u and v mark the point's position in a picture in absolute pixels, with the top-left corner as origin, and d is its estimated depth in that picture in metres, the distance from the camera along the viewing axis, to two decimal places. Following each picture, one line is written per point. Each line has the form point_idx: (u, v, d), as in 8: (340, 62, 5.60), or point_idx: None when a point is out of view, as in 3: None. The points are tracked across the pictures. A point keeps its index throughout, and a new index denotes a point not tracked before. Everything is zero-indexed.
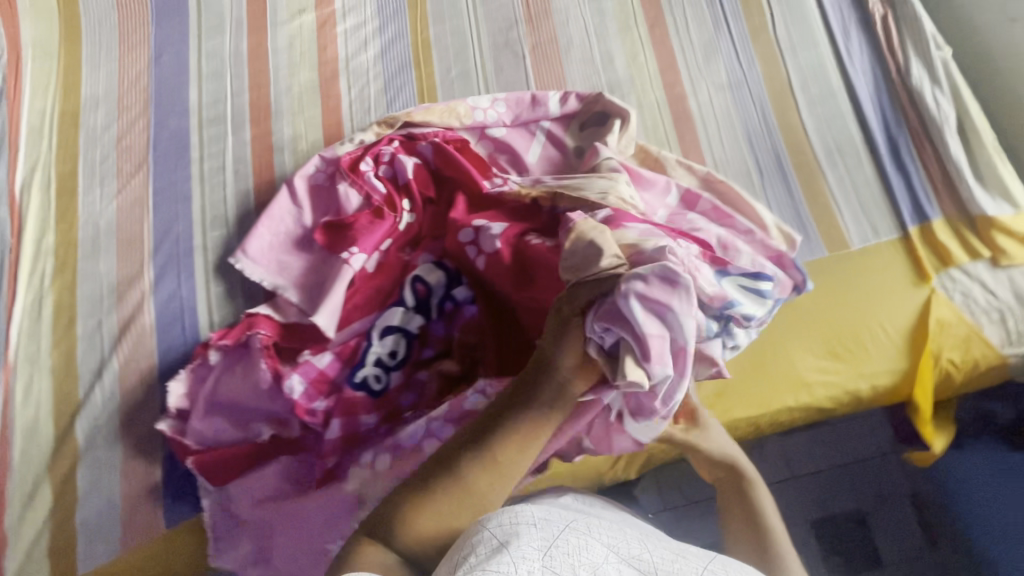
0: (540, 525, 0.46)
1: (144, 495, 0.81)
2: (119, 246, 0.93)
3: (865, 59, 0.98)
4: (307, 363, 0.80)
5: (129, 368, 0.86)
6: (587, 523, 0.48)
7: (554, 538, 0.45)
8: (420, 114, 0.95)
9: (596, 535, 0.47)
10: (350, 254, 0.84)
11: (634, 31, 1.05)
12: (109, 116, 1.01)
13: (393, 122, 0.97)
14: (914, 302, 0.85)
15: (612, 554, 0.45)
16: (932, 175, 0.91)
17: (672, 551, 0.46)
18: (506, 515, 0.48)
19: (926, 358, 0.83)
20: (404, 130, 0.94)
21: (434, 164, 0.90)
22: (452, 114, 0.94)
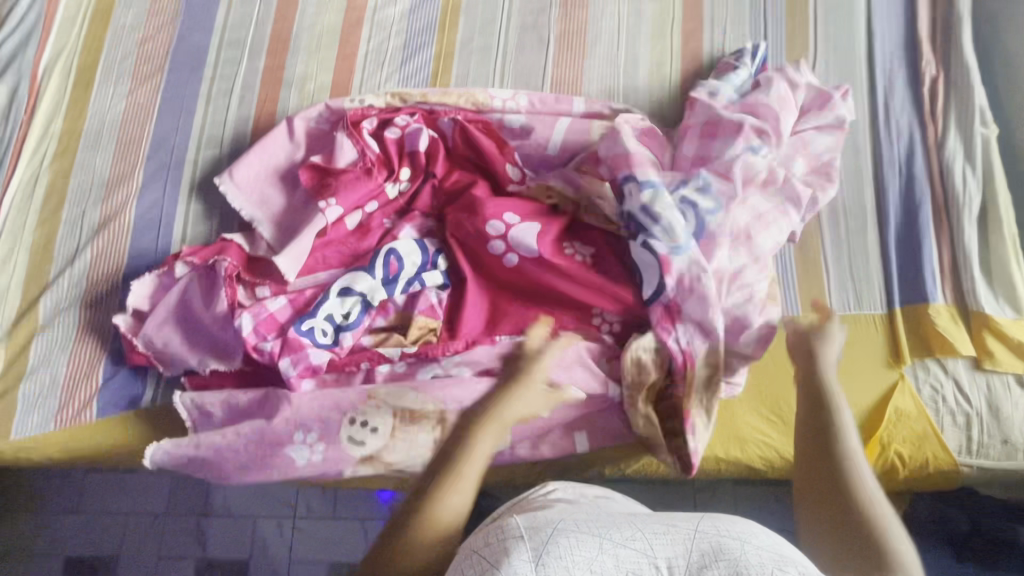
0: (527, 535, 0.45)
1: (83, 383, 0.85)
2: (118, 144, 0.97)
3: (902, 118, 0.91)
4: (261, 304, 0.81)
5: (99, 261, 0.90)
6: (573, 521, 0.49)
7: (544, 544, 0.45)
8: (435, 96, 0.95)
9: (585, 529, 0.47)
10: (327, 204, 0.86)
11: (667, 39, 1.00)
12: (138, 18, 1.04)
13: (408, 97, 0.95)
14: (880, 386, 0.80)
15: (605, 544, 0.45)
16: (938, 258, 0.85)
17: (663, 524, 0.48)
18: (494, 534, 0.47)
19: (875, 445, 0.78)
20: (425, 106, 0.94)
21: (452, 143, 0.92)
22: (472, 100, 0.94)
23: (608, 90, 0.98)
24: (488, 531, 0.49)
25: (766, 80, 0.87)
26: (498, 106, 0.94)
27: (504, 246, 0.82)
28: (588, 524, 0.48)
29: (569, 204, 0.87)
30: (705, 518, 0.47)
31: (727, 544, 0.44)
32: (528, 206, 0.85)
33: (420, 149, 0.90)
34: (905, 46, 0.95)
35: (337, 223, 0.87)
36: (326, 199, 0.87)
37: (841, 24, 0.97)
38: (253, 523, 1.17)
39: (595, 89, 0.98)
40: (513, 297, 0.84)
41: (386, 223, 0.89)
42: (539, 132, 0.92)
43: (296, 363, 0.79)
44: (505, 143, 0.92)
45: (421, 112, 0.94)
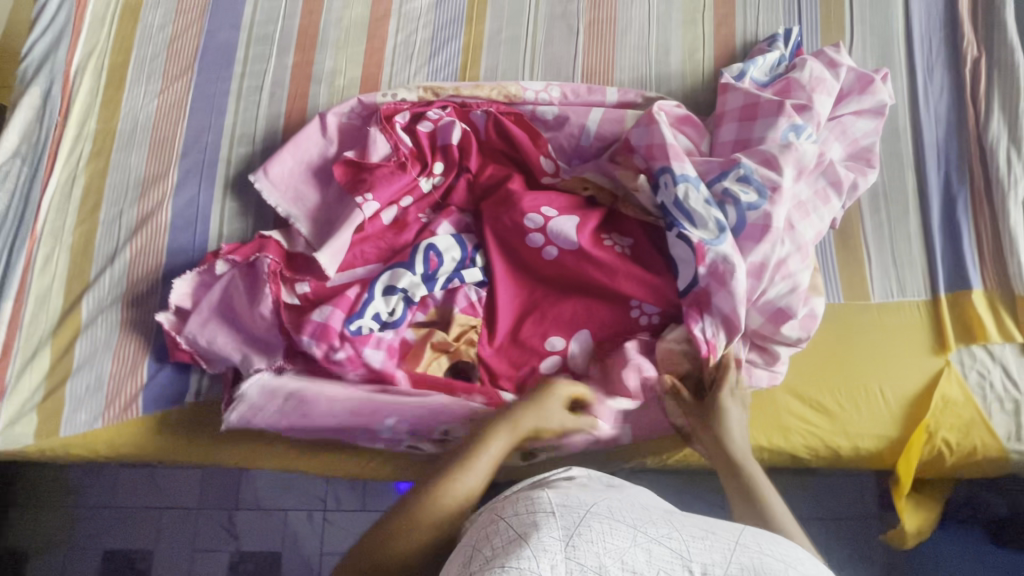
0: (559, 513, 0.43)
1: (127, 380, 0.86)
2: (152, 143, 0.97)
3: (943, 101, 0.90)
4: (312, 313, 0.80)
5: (138, 260, 0.91)
6: (610, 506, 0.45)
7: (576, 526, 0.42)
8: (467, 89, 0.94)
9: (621, 516, 0.44)
10: (363, 200, 0.86)
11: (698, 26, 0.99)
12: (167, 17, 1.04)
13: (441, 91, 0.95)
14: (925, 372, 0.79)
15: (640, 535, 0.42)
16: (982, 241, 0.84)
17: (701, 528, 0.44)
18: (524, 506, 0.45)
19: (921, 431, 0.78)
20: (457, 99, 0.94)
21: (484, 135, 0.91)
22: (504, 93, 0.93)
23: (640, 78, 0.97)
24: (517, 501, 0.46)
25: (800, 60, 0.85)
26: (530, 98, 0.94)
27: (541, 239, 0.82)
28: (626, 513, 0.44)
29: (605, 196, 0.86)
30: (747, 531, 0.44)
31: (772, 564, 0.41)
32: (565, 200, 0.85)
33: (452, 142, 0.90)
34: (944, 27, 0.93)
35: (372, 218, 0.87)
36: (363, 195, 0.87)
37: (878, 6, 0.95)
38: (285, 516, 1.18)
39: (626, 78, 0.97)
40: (551, 291, 0.84)
41: (422, 217, 0.89)
42: (573, 123, 0.91)
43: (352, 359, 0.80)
44: (540, 135, 0.91)
45: (453, 105, 0.93)
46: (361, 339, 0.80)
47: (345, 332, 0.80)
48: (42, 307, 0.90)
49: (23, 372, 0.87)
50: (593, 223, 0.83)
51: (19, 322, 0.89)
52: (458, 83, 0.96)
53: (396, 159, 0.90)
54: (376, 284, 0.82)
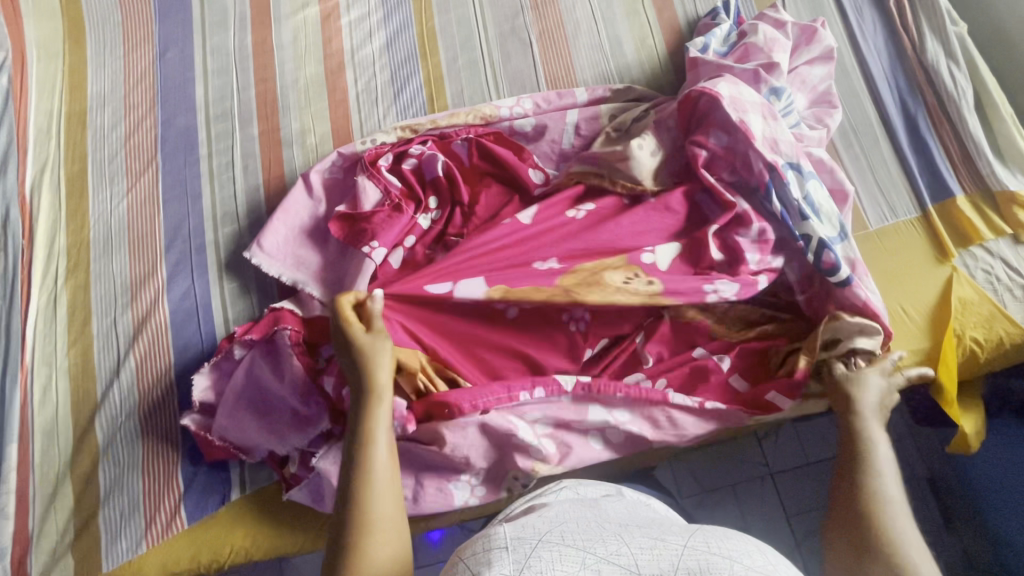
0: (512, 547, 0.47)
1: (166, 493, 0.81)
2: (131, 244, 0.93)
3: (879, 35, 0.96)
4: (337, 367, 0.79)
5: (146, 366, 0.86)
6: (561, 533, 0.50)
7: (526, 558, 0.46)
8: (443, 120, 0.95)
9: (569, 542, 0.48)
10: (371, 248, 0.85)
11: (642, 14, 1.03)
12: (116, 115, 1.00)
13: (419, 127, 0.95)
14: (938, 281, 0.84)
15: (589, 557, 0.46)
16: (950, 152, 0.89)
17: (651, 540, 0.49)
18: (481, 543, 0.49)
19: (951, 337, 0.81)
20: (436, 131, 0.94)
21: (471, 161, 0.92)
22: (478, 115, 0.94)
23: (602, 75, 1.00)
24: (475, 541, 0.50)
25: (750, 26, 0.90)
26: (505, 114, 0.95)
27: (556, 249, 0.81)
28: (574, 537, 0.49)
29: (593, 178, 0.86)
30: (696, 535, 0.49)
31: (717, 562, 0.45)
32: (573, 203, 0.86)
33: (440, 173, 0.91)
34: None
35: (382, 264, 0.86)
36: (368, 244, 0.86)
37: None
38: None
39: (589, 77, 1.00)
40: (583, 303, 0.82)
41: (428, 252, 0.90)
42: (553, 129, 0.93)
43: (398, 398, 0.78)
44: (525, 148, 0.93)
45: (433, 138, 0.94)
46: None
47: None
48: (52, 441, 0.84)
49: (47, 514, 0.81)
50: (612, 226, 0.81)
51: (29, 464, 0.83)
52: (433, 116, 0.96)
53: (390, 202, 0.89)
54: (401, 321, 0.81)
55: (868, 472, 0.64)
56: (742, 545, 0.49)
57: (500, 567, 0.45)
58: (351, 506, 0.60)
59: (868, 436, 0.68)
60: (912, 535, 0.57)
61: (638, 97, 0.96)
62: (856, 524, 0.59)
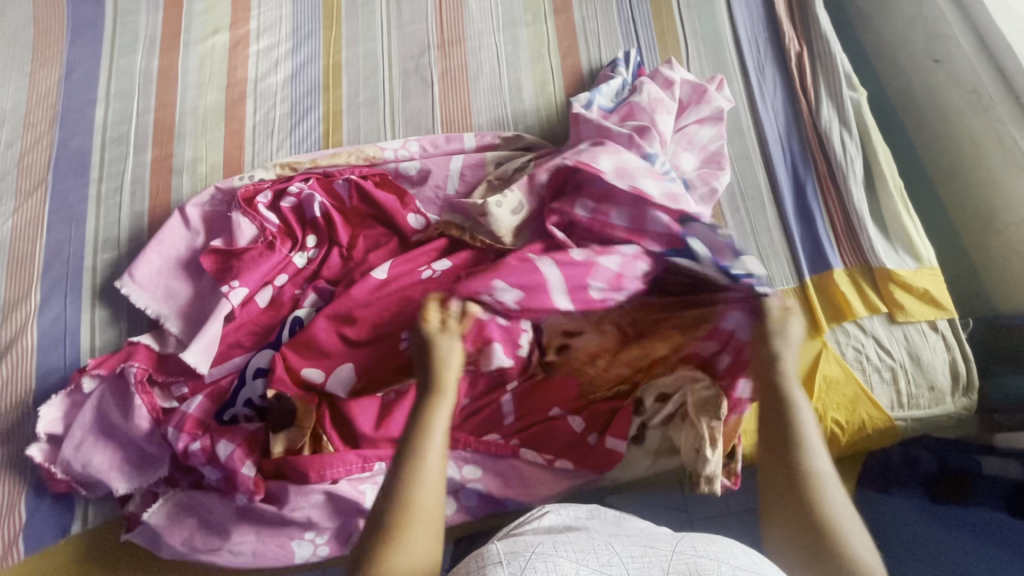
0: (507, 560, 0.47)
1: (6, 520, 0.81)
2: (9, 264, 0.93)
3: (778, 96, 0.95)
4: (178, 411, 0.79)
5: (4, 389, 0.86)
6: (553, 545, 0.51)
7: (523, 569, 0.47)
8: (325, 160, 0.95)
9: (564, 552, 0.49)
10: (230, 288, 0.84)
11: (545, 60, 1.02)
12: (14, 133, 1.01)
13: (298, 165, 0.95)
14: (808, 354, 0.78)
15: (583, 567, 0.47)
16: (835, 222, 0.87)
17: (641, 547, 0.51)
18: (475, 560, 0.49)
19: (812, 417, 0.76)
20: (318, 170, 0.94)
21: (351, 202, 0.91)
22: (361, 157, 0.95)
23: (497, 120, 0.99)
24: (470, 559, 0.50)
25: (640, 83, 0.89)
26: (391, 156, 0.95)
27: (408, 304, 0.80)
28: (567, 548, 0.50)
29: (454, 230, 0.86)
30: (683, 541, 0.51)
31: (704, 565, 0.47)
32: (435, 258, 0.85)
33: (318, 214, 0.89)
34: (768, 27, 0.99)
35: (243, 304, 0.85)
36: (229, 282, 0.85)
37: (705, 18, 1.00)
38: None
39: (484, 121, 0.99)
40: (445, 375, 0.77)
41: (297, 292, 0.87)
42: (435, 175, 0.92)
43: (231, 442, 0.76)
44: (408, 193, 0.92)
45: (316, 176, 0.94)
46: (221, 430, 0.77)
47: (211, 423, 0.78)
48: None
49: None
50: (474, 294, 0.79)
51: None
52: (314, 155, 0.97)
53: (264, 238, 0.88)
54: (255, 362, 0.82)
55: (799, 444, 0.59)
56: (731, 548, 0.51)
57: None
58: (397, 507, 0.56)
59: (789, 399, 0.61)
60: (847, 517, 0.55)
61: (526, 146, 0.94)
62: (802, 514, 0.55)
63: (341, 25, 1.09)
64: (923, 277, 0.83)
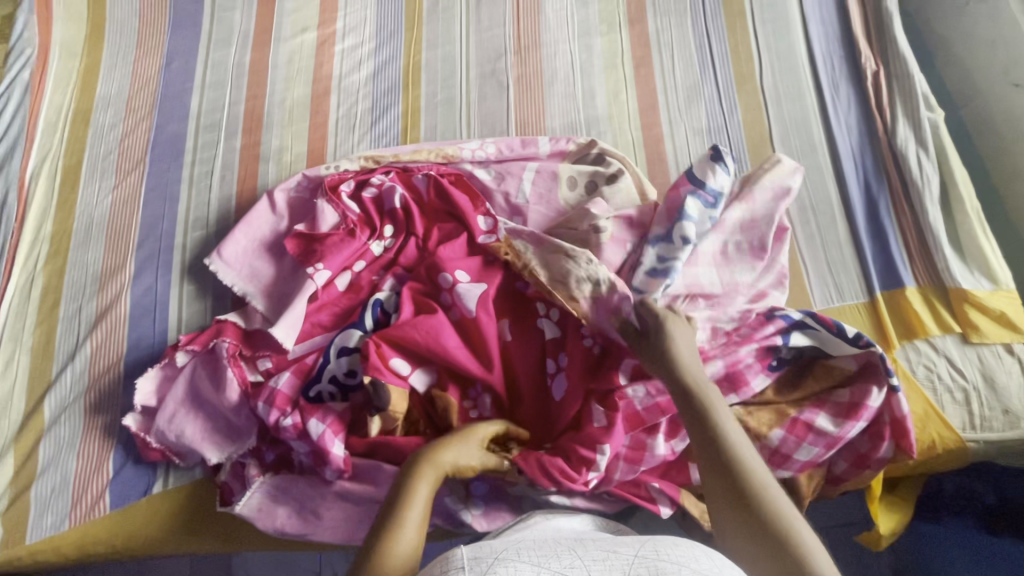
0: (468, 566, 0.49)
1: (95, 477, 0.86)
2: (107, 237, 1.00)
3: (852, 113, 0.96)
4: (268, 388, 0.83)
5: (98, 354, 0.92)
6: (518, 548, 0.52)
7: (482, 575, 0.48)
8: (407, 155, 1.00)
9: (525, 557, 0.50)
10: (314, 270, 0.88)
11: (619, 69, 1.05)
12: (117, 116, 1.08)
13: (381, 158, 1.00)
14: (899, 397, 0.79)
15: (542, 571, 0.48)
16: (908, 241, 0.87)
17: (605, 551, 0.51)
18: (439, 568, 0.50)
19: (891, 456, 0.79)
20: (398, 165, 0.99)
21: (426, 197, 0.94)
22: (441, 155, 0.99)
23: (570, 124, 1.03)
24: (437, 563, 0.52)
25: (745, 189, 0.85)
26: (467, 156, 0.99)
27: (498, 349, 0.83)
28: (530, 553, 0.51)
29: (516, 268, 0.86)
30: (646, 544, 0.50)
31: (663, 568, 0.47)
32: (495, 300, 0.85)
33: (397, 205, 0.93)
34: (843, 45, 1.01)
35: (325, 286, 0.89)
36: (313, 265, 0.89)
37: (779, 35, 1.02)
38: None
39: (557, 124, 1.03)
40: (529, 411, 0.82)
41: (374, 277, 0.91)
42: (510, 179, 0.95)
43: (321, 421, 0.80)
44: (484, 190, 0.95)
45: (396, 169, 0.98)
46: (310, 408, 0.81)
47: (298, 399, 0.82)
48: (4, 413, 0.90)
49: None
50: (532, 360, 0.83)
51: None
52: (397, 150, 1.02)
53: (345, 226, 0.92)
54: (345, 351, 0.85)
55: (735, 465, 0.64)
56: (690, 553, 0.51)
57: None
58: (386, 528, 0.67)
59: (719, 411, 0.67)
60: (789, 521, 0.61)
61: (599, 155, 0.97)
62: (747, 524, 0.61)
63: (422, 28, 1.14)
64: (999, 299, 0.82)
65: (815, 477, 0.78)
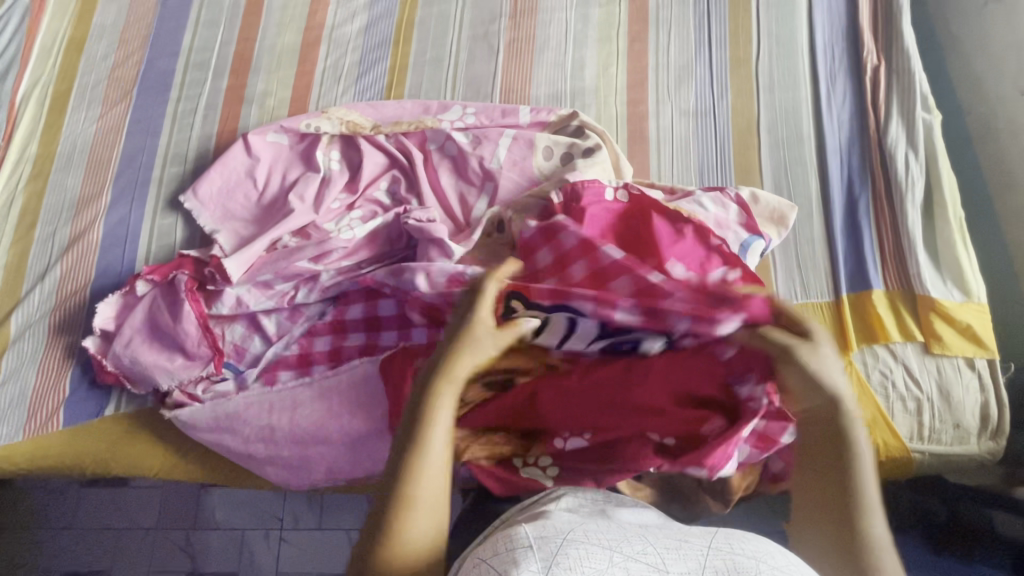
0: (537, 545, 0.51)
1: (52, 393, 0.89)
2: (88, 164, 1.01)
3: (846, 108, 0.92)
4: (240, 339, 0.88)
5: (68, 276, 0.94)
6: (585, 533, 0.53)
7: (554, 557, 0.49)
8: (388, 127, 0.99)
9: (594, 542, 0.51)
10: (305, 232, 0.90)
11: (612, 42, 1.03)
12: (110, 47, 1.09)
13: (361, 128, 0.99)
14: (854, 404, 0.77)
15: (614, 558, 0.49)
16: (883, 244, 0.84)
17: (676, 545, 0.52)
18: (505, 543, 0.53)
19: None
20: (379, 138, 0.98)
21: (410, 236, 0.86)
22: (421, 127, 0.98)
23: (555, 94, 1.00)
24: (500, 541, 0.55)
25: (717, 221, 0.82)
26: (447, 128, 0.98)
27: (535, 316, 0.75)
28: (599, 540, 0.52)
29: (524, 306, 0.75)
30: (719, 540, 0.51)
31: (743, 563, 0.48)
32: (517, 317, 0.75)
33: (377, 228, 0.88)
34: (847, 38, 0.96)
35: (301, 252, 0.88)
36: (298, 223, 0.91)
37: (782, 20, 0.98)
38: None
39: (543, 93, 1.01)
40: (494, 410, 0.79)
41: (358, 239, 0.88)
42: (486, 145, 0.94)
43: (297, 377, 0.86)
44: (462, 156, 0.95)
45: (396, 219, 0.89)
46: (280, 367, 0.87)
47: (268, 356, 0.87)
48: None
49: None
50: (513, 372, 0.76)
51: None
52: (379, 119, 1.01)
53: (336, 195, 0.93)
54: (312, 302, 0.87)
55: (848, 431, 0.65)
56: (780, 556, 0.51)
57: (527, 566, 0.49)
58: (387, 523, 0.60)
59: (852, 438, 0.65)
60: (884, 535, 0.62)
61: (578, 128, 0.95)
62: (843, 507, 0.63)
63: None
64: (968, 311, 0.79)
65: (748, 475, 0.78)
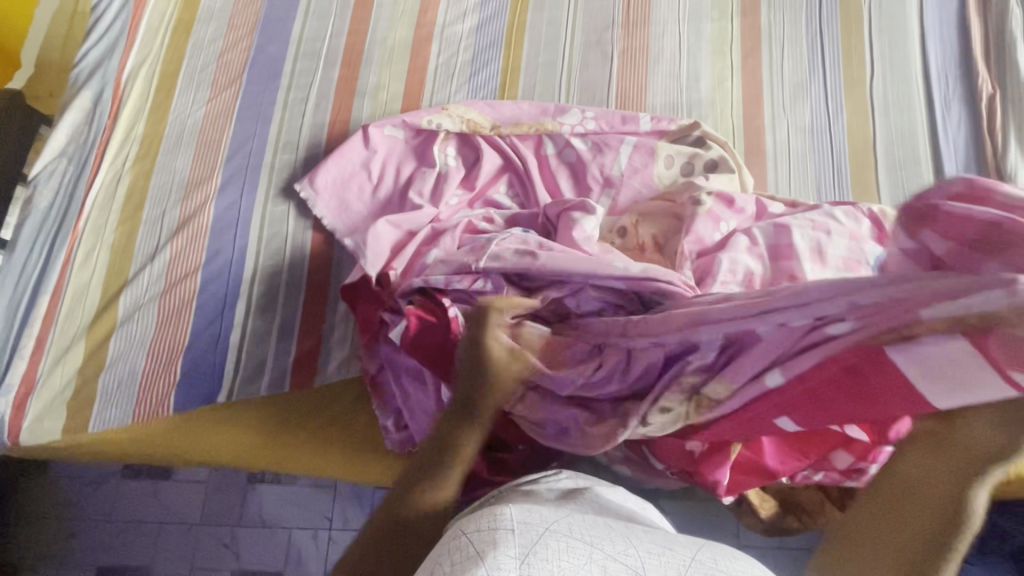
0: (518, 530, 0.45)
1: (162, 376, 0.86)
2: (197, 147, 1.00)
3: (961, 133, 0.95)
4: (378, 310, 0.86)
5: (178, 259, 0.92)
6: (569, 522, 0.47)
7: (532, 544, 0.44)
8: (507, 128, 0.99)
9: (579, 534, 0.46)
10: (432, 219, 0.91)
11: (726, 56, 1.04)
12: (218, 31, 1.09)
13: (482, 128, 0.99)
14: None
15: (594, 554, 0.44)
16: None
17: (658, 545, 0.47)
18: (486, 519, 0.47)
19: None
20: (499, 137, 0.98)
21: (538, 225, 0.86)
22: (541, 130, 0.98)
23: (671, 104, 1.02)
24: (480, 514, 0.48)
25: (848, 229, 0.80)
26: (567, 131, 0.98)
27: (897, 290, 0.47)
28: (584, 530, 0.47)
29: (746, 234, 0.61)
30: (704, 549, 0.46)
31: None
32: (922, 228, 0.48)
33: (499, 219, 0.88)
34: (960, 62, 0.99)
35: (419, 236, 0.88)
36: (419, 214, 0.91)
37: (896, 44, 1.01)
38: None
39: (658, 102, 1.02)
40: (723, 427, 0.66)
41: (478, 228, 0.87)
42: (607, 152, 0.94)
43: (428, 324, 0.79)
44: (585, 160, 0.95)
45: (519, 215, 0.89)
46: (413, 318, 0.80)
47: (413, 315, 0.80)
48: (79, 302, 0.91)
49: (55, 366, 0.87)
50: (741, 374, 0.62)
51: (55, 317, 0.90)
52: (498, 119, 1.01)
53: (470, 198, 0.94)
54: None
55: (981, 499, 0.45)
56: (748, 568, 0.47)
57: (504, 550, 0.44)
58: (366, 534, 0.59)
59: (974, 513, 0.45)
60: None
61: (699, 138, 0.95)
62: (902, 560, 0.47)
63: None
64: None
65: None
